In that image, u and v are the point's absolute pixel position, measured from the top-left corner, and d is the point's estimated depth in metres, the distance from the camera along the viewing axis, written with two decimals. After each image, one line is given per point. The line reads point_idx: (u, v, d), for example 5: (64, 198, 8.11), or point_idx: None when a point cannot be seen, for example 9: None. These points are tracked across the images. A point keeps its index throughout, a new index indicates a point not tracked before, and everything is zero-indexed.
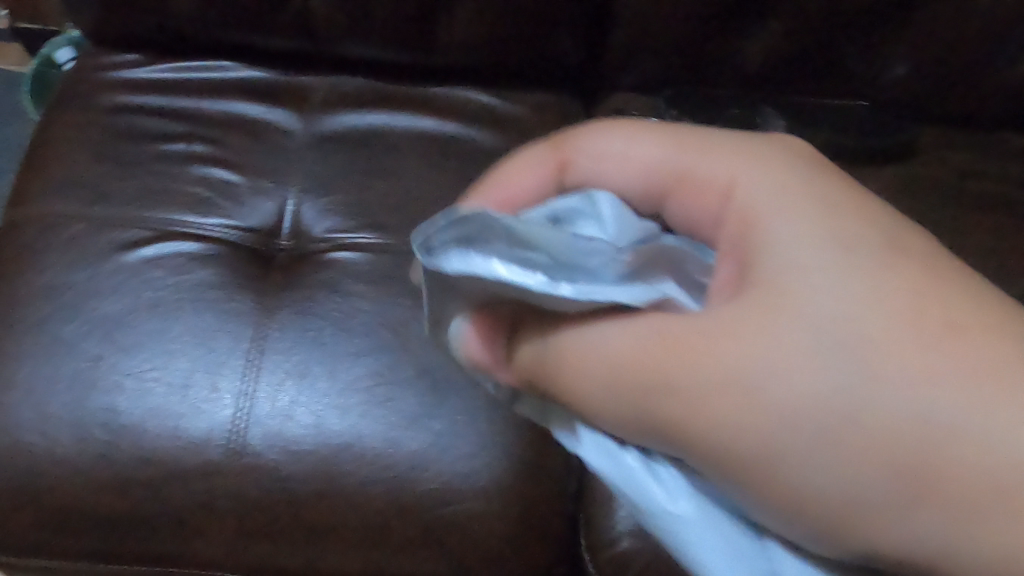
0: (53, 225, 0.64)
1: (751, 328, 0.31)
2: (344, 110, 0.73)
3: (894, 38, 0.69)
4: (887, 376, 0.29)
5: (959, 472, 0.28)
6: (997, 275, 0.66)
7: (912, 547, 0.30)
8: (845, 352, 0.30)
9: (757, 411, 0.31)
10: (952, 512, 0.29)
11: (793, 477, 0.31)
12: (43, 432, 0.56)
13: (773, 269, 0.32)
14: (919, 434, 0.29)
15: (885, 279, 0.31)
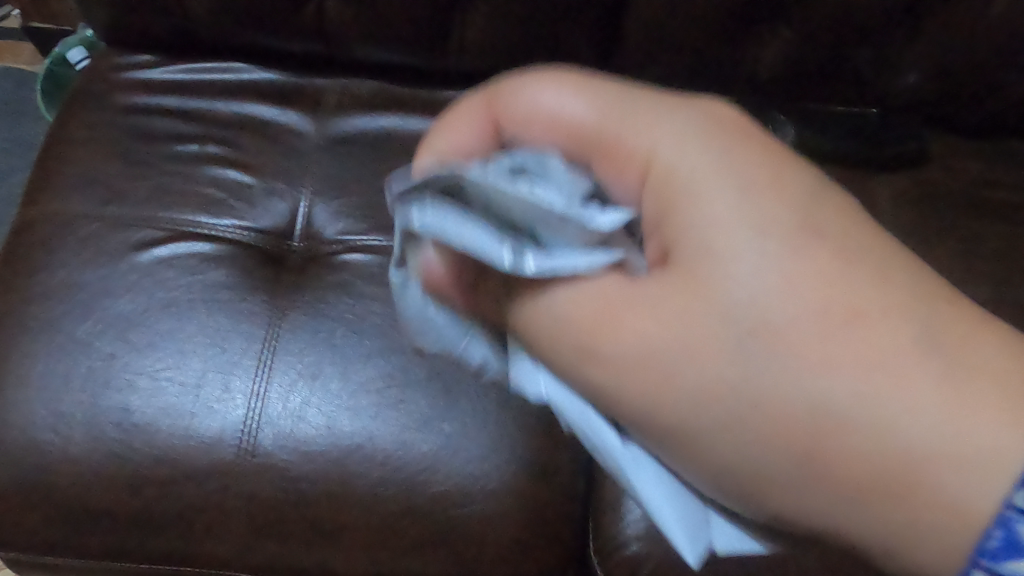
0: (67, 224, 0.65)
1: (680, 313, 0.34)
2: (356, 112, 0.74)
3: (906, 47, 0.69)
4: (789, 361, 0.33)
5: (848, 451, 0.33)
6: (1008, 283, 0.66)
7: (799, 506, 0.35)
8: (757, 341, 0.33)
9: (677, 389, 0.35)
10: (838, 483, 0.34)
11: (710, 450, 0.35)
12: (57, 430, 0.57)
13: (696, 250, 0.34)
14: (816, 416, 0.33)
15: (800, 265, 0.33)
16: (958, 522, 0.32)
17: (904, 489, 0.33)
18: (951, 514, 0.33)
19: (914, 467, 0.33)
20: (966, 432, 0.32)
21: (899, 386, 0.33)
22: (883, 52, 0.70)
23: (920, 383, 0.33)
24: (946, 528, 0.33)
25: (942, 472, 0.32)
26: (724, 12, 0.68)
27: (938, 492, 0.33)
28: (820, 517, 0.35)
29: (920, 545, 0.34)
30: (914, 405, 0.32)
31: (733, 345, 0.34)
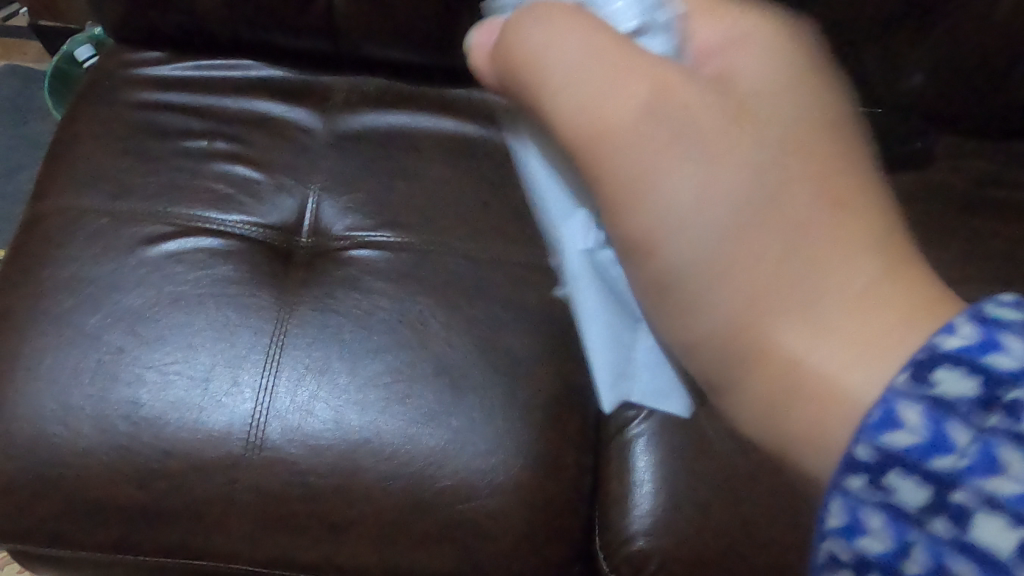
0: (76, 219, 0.65)
1: (701, 107, 0.36)
2: (364, 110, 0.74)
3: (913, 47, 0.69)
4: (768, 189, 0.36)
5: (775, 270, 0.35)
6: (1014, 283, 0.66)
7: (702, 301, 0.37)
8: (760, 151, 0.36)
9: (656, 159, 0.36)
10: (753, 293, 0.36)
11: (655, 223, 0.37)
12: (66, 422, 0.57)
13: (736, 83, 0.37)
14: (761, 232, 0.35)
15: (812, 134, 0.36)
16: (828, 395, 0.33)
17: (803, 329, 0.35)
18: (821, 383, 0.34)
19: (821, 318, 0.34)
20: (881, 319, 0.33)
21: (838, 248, 0.35)
22: (887, 54, 0.70)
23: (868, 260, 0.35)
24: (807, 394, 0.34)
25: (840, 334, 0.34)
26: None
27: (827, 356, 0.34)
28: (719, 320, 0.37)
29: (772, 396, 0.36)
30: (854, 271, 0.34)
31: (723, 144, 0.36)
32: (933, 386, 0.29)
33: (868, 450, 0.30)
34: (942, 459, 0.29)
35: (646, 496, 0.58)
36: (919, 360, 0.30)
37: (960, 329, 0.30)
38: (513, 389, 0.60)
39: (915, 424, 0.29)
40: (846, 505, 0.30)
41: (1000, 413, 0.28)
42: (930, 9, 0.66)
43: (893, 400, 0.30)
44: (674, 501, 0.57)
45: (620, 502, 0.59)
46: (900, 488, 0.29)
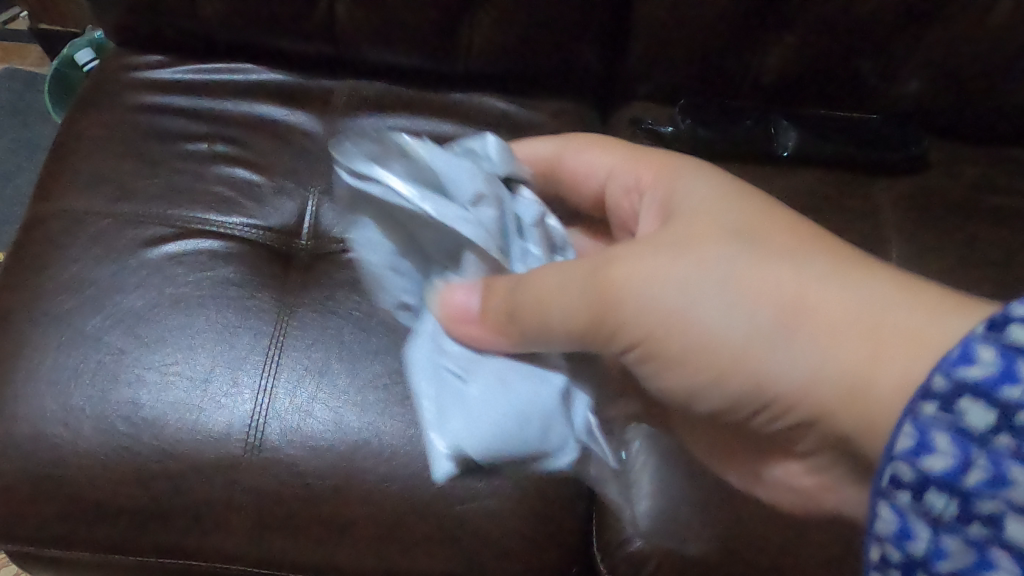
0: (77, 221, 0.65)
1: (684, 232, 0.42)
2: (364, 113, 0.75)
3: (909, 52, 0.70)
4: (775, 262, 0.39)
5: (811, 318, 0.37)
6: (1008, 287, 0.67)
7: (771, 374, 0.39)
8: (744, 243, 0.40)
9: (671, 280, 0.40)
10: (807, 341, 0.37)
11: (704, 325, 0.39)
12: (66, 423, 0.57)
13: (692, 209, 0.43)
14: (790, 299, 0.38)
15: (777, 224, 0.42)
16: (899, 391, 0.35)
17: (859, 365, 0.36)
18: (895, 387, 0.35)
19: (865, 346, 0.36)
20: (909, 320, 0.35)
21: (837, 282, 0.38)
22: (884, 60, 0.71)
23: (861, 283, 0.38)
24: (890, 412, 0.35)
25: (891, 348, 0.35)
26: (727, 19, 0.69)
27: (890, 363, 0.35)
28: (788, 383, 0.38)
29: (862, 417, 0.36)
30: (867, 295, 0.37)
31: (721, 249, 0.40)
32: (1015, 327, 0.28)
33: (944, 379, 0.29)
34: (1014, 388, 0.27)
35: (644, 497, 0.59)
36: (1002, 307, 0.29)
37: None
38: None
39: (991, 358, 0.28)
40: (918, 425, 0.29)
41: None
42: (927, 14, 0.67)
43: (972, 337, 0.29)
44: None
45: (619, 503, 0.59)
46: (969, 412, 0.28)
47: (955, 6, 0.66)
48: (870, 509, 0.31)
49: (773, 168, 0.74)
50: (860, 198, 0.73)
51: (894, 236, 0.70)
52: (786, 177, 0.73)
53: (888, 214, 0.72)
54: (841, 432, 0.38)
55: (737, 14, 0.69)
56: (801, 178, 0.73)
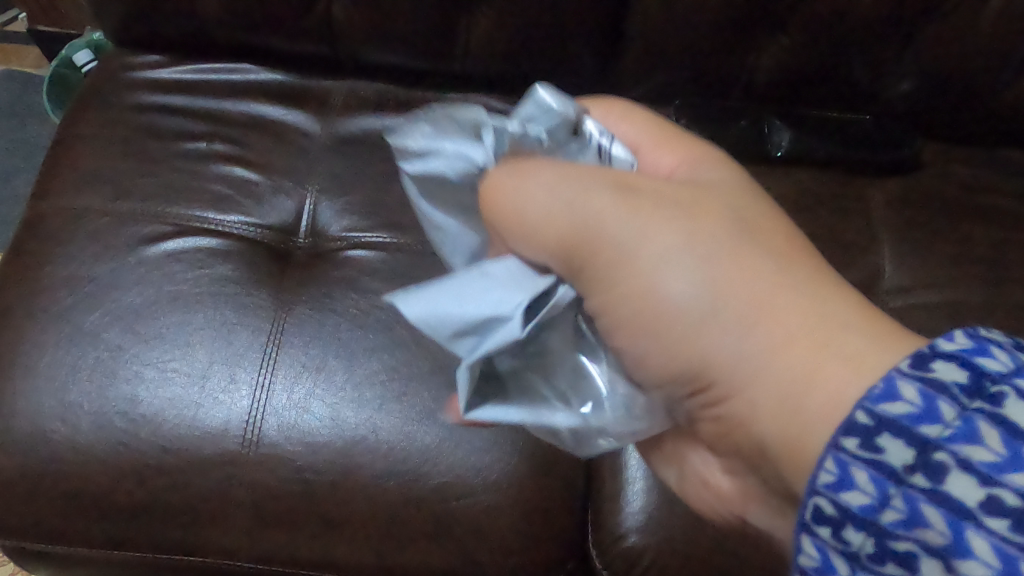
0: (76, 219, 0.66)
1: (684, 198, 0.41)
2: (362, 113, 0.75)
3: (902, 54, 0.71)
4: (759, 260, 0.40)
5: (769, 321, 0.38)
6: (998, 286, 0.68)
7: (715, 359, 0.39)
8: (734, 234, 0.40)
9: (655, 243, 0.39)
10: (756, 338, 0.38)
11: (667, 294, 0.39)
12: (64, 419, 0.57)
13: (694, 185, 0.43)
14: (753, 298, 0.38)
15: (771, 225, 0.42)
16: (829, 409, 0.36)
17: (799, 374, 0.37)
18: (825, 403, 0.36)
19: (813, 360, 0.37)
20: (857, 350, 0.36)
21: (801, 295, 0.38)
22: (877, 61, 0.72)
23: (835, 302, 0.38)
24: (811, 423, 0.36)
25: (829, 368, 0.36)
26: (721, 20, 0.70)
27: (826, 383, 0.36)
28: (732, 366, 0.39)
29: (784, 419, 0.37)
30: (827, 315, 0.38)
31: (714, 229, 0.40)
32: (931, 372, 0.32)
33: (867, 415, 0.32)
34: (931, 427, 0.31)
35: (639, 493, 0.59)
36: (920, 353, 0.33)
37: (956, 338, 0.33)
38: None
39: (912, 398, 0.32)
40: (839, 462, 0.32)
41: (985, 400, 0.31)
42: (919, 16, 0.68)
43: (894, 378, 0.32)
44: (667, 497, 0.58)
45: (613, 501, 0.60)
46: (888, 449, 0.31)
47: (947, 8, 0.67)
48: (796, 541, 0.34)
49: (767, 169, 0.75)
50: (853, 198, 0.73)
51: (886, 235, 0.71)
52: (780, 177, 0.74)
53: (880, 214, 0.72)
54: (757, 433, 0.39)
55: (732, 15, 0.69)
56: (795, 178, 0.74)
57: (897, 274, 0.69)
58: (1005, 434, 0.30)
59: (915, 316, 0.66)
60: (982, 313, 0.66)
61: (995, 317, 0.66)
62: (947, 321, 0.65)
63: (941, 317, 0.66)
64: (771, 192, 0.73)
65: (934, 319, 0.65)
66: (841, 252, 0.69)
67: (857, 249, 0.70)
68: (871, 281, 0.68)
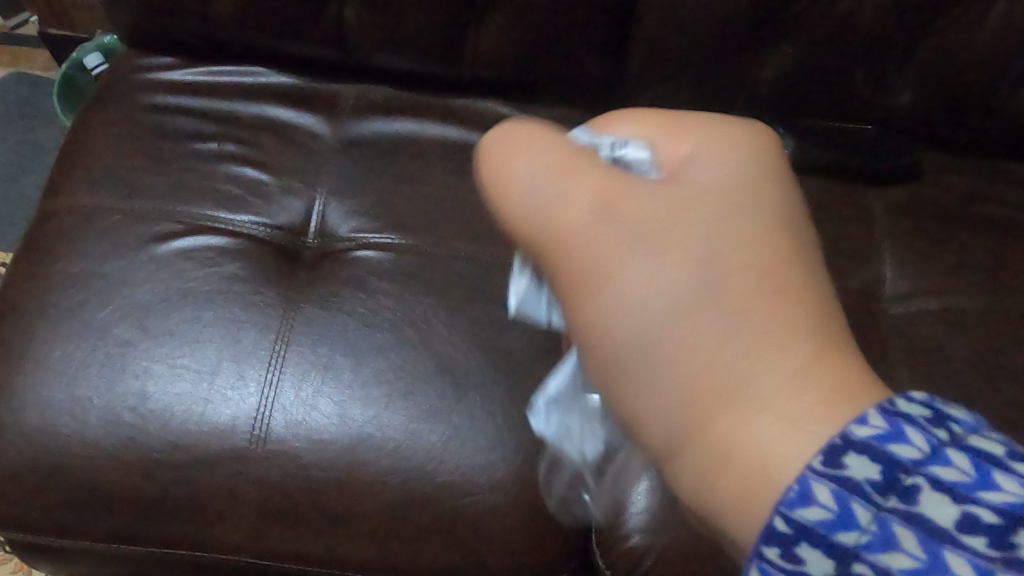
0: (88, 217, 0.67)
1: (658, 223, 0.38)
2: (372, 116, 0.77)
3: (902, 65, 0.72)
4: (702, 318, 0.36)
5: (696, 388, 0.35)
6: (997, 294, 0.69)
7: (640, 411, 0.36)
8: (685, 282, 0.36)
9: (613, 281, 0.37)
10: (677, 408, 0.35)
11: (609, 334, 0.37)
12: (73, 412, 0.58)
13: (670, 207, 0.39)
14: (700, 351, 0.35)
15: (738, 265, 0.37)
16: (743, 500, 0.32)
17: (713, 449, 0.34)
18: (735, 489, 0.33)
19: (732, 442, 0.33)
20: (770, 437, 0.32)
21: (752, 356, 0.34)
22: (877, 73, 0.73)
23: (786, 366, 0.34)
24: (721, 502, 0.33)
25: (740, 454, 0.33)
26: (725, 30, 0.71)
27: (738, 471, 0.33)
28: (663, 421, 0.36)
29: (702, 487, 0.34)
30: (760, 389, 0.34)
31: (681, 262, 0.37)
32: (844, 469, 0.29)
33: (785, 523, 0.29)
34: (848, 534, 0.29)
35: (643, 493, 0.60)
36: (834, 444, 0.30)
37: (870, 421, 0.30)
38: (514, 384, 0.61)
39: (828, 501, 0.29)
40: (763, 574, 0.30)
41: (900, 497, 0.29)
42: (919, 28, 0.69)
43: (808, 478, 0.30)
44: (669, 499, 0.59)
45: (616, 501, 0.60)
46: (809, 561, 0.29)
47: (945, 20, 0.68)
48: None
49: None
50: (854, 207, 0.74)
51: (886, 244, 0.72)
52: None
53: (881, 222, 0.73)
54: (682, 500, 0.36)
55: (735, 26, 0.71)
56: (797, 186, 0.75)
57: (898, 281, 0.70)
58: (922, 535, 0.28)
59: (915, 324, 0.67)
60: (981, 320, 0.67)
61: (995, 325, 0.66)
62: (947, 328, 0.66)
63: (941, 324, 0.66)
64: None
65: (934, 327, 0.66)
66: (842, 260, 0.70)
67: (858, 257, 0.71)
68: (873, 288, 0.69)
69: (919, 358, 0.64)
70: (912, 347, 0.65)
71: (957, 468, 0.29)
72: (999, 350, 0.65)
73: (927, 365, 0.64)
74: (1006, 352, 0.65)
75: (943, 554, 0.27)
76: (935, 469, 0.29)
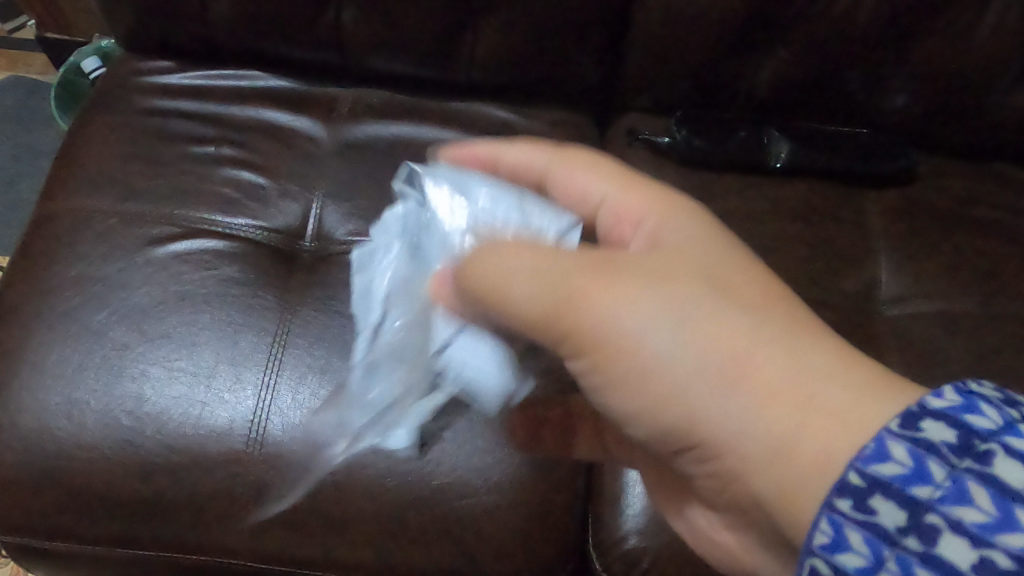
0: (84, 219, 0.67)
1: (658, 258, 0.41)
2: (369, 120, 0.77)
3: (897, 68, 0.73)
4: (738, 318, 0.38)
5: (756, 381, 0.37)
6: (992, 296, 0.69)
7: (705, 418, 0.38)
8: (715, 294, 0.39)
9: (640, 312, 0.38)
10: (747, 403, 0.37)
11: (654, 358, 0.38)
12: (70, 415, 0.58)
13: (674, 248, 0.42)
14: (736, 358, 0.37)
15: (747, 282, 0.41)
16: (817, 466, 0.35)
17: (789, 433, 0.36)
18: (814, 459, 0.35)
19: (795, 426, 0.36)
20: (841, 406, 0.36)
21: (783, 355, 0.37)
22: (872, 76, 0.73)
23: (812, 356, 0.37)
24: (803, 477, 0.36)
25: (815, 426, 0.35)
26: (721, 33, 0.71)
27: (814, 442, 0.35)
28: (723, 433, 0.38)
29: (775, 478, 0.37)
30: (811, 372, 0.37)
31: (693, 290, 0.39)
32: (921, 432, 0.31)
33: (859, 476, 0.31)
34: (922, 488, 0.30)
35: (639, 495, 0.60)
36: (910, 411, 0.32)
37: (946, 395, 0.32)
38: None
39: (902, 458, 0.31)
40: (833, 523, 0.31)
41: (975, 459, 0.29)
42: (913, 32, 0.69)
43: (884, 437, 0.31)
44: None
45: (613, 503, 0.60)
46: (880, 510, 0.30)
47: (939, 23, 0.69)
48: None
49: (765, 179, 0.76)
50: (850, 210, 0.75)
51: (882, 246, 0.72)
52: (777, 188, 0.75)
53: (876, 225, 0.74)
54: (756, 493, 0.39)
55: (730, 29, 0.71)
56: (792, 189, 0.76)
57: (893, 283, 0.70)
58: (995, 494, 0.29)
59: (910, 325, 0.67)
60: (977, 322, 0.67)
61: (990, 327, 0.67)
62: (942, 330, 0.66)
63: (936, 326, 0.67)
64: (768, 203, 0.74)
65: (930, 328, 0.67)
66: (839, 261, 0.71)
67: (853, 259, 0.71)
68: (868, 290, 0.69)
69: (914, 360, 0.64)
70: (907, 348, 0.65)
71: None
72: (994, 353, 0.65)
73: (922, 367, 0.64)
74: (1001, 354, 0.65)
75: (1017, 511, 0.28)
76: (1011, 438, 0.29)
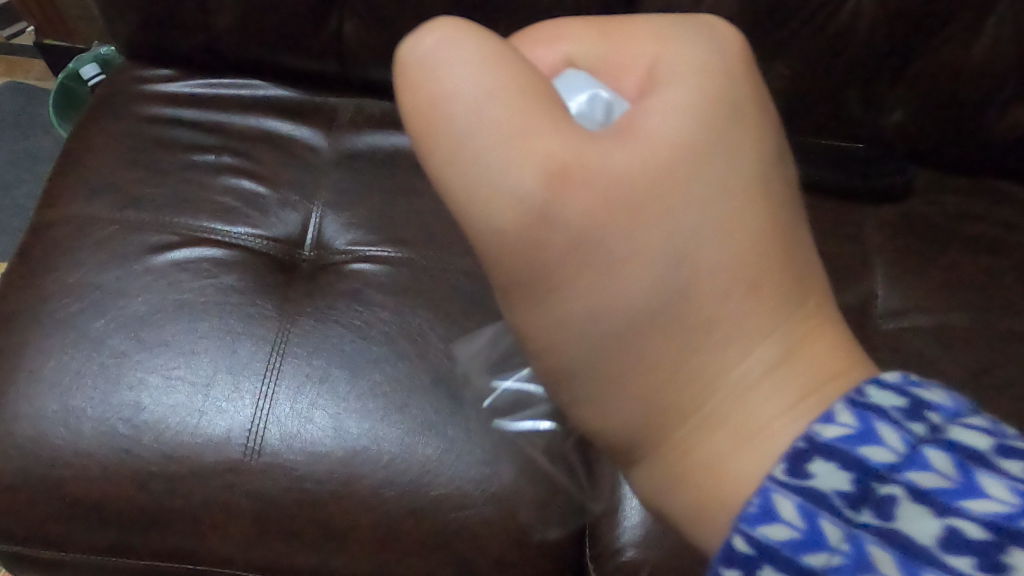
0: (84, 226, 0.67)
1: (614, 217, 0.37)
2: (369, 130, 0.77)
3: (893, 85, 0.73)
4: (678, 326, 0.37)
5: (668, 397, 0.38)
6: (987, 310, 0.69)
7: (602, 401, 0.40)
8: (670, 284, 0.37)
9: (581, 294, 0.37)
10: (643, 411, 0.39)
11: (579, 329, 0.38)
12: (67, 423, 0.58)
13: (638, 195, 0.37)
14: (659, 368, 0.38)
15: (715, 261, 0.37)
16: (705, 500, 0.38)
17: (677, 453, 0.39)
18: (700, 492, 0.38)
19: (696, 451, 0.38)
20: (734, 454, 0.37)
21: (704, 380, 0.38)
22: (868, 91, 0.74)
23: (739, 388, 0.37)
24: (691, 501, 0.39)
25: (706, 466, 0.38)
26: None
27: (705, 475, 0.38)
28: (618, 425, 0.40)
29: (668, 484, 0.40)
30: (727, 400, 0.38)
31: (643, 278, 0.37)
32: (811, 480, 0.33)
33: (748, 543, 0.33)
34: (815, 554, 0.32)
35: (636, 507, 0.60)
36: (797, 454, 0.34)
37: (842, 422, 0.34)
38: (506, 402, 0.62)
39: (791, 518, 0.32)
40: None
41: (871, 509, 0.32)
42: (908, 48, 0.70)
43: (771, 492, 0.33)
44: None
45: (612, 514, 0.60)
46: None
47: (935, 41, 0.69)
48: None
49: None
50: (846, 224, 0.75)
51: (878, 260, 0.73)
52: None
53: (871, 240, 0.74)
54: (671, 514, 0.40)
55: None
56: None
57: (887, 296, 0.71)
58: (897, 551, 0.31)
59: (904, 339, 0.68)
60: (971, 336, 0.67)
61: (983, 341, 0.67)
62: (937, 344, 0.67)
63: (932, 340, 0.67)
64: None
65: (925, 342, 0.67)
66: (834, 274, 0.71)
67: (848, 273, 0.72)
68: (864, 303, 0.70)
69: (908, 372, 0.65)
70: (902, 361, 0.66)
71: (931, 478, 0.32)
72: (987, 367, 0.66)
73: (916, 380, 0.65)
74: (993, 368, 0.65)
75: (922, 572, 0.30)
76: (909, 478, 0.32)
